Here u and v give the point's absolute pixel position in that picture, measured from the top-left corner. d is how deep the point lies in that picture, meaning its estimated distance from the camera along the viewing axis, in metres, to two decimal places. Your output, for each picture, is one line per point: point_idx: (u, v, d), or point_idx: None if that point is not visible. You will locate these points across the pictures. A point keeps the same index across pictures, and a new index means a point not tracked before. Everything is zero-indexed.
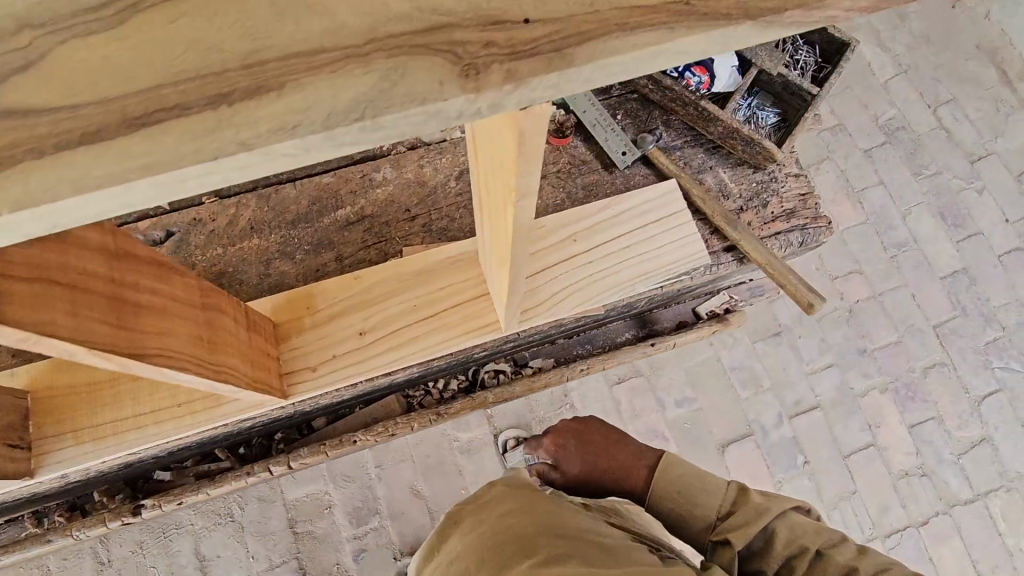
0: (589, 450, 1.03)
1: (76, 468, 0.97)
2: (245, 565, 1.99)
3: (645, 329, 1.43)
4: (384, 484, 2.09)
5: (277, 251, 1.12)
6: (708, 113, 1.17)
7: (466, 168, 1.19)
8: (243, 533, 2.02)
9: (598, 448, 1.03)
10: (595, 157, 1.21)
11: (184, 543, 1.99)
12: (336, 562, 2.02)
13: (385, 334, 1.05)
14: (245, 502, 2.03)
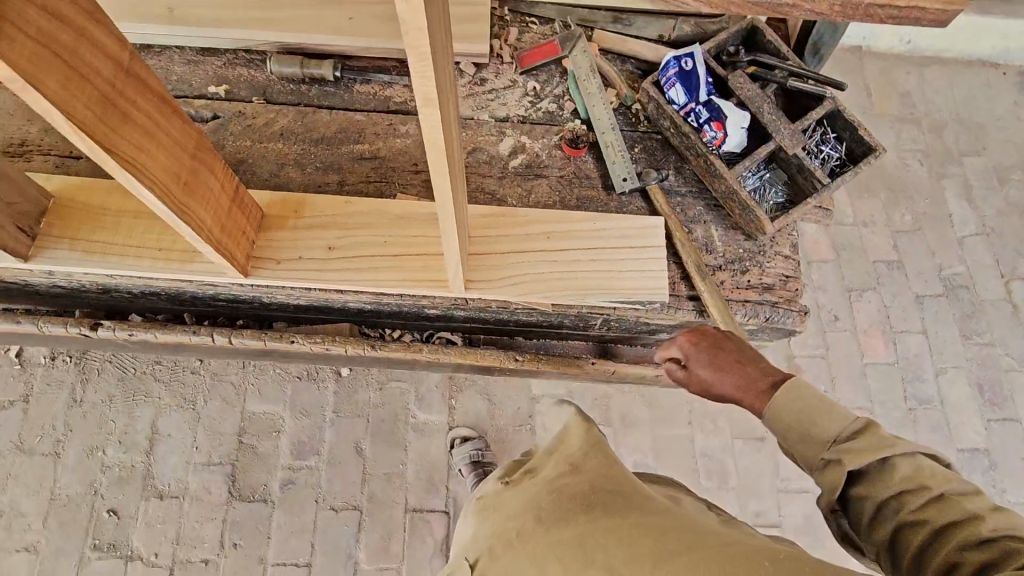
0: (721, 357, 0.91)
1: (62, 269, 1.12)
2: (185, 454, 2.07)
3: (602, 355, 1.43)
4: (335, 431, 2.14)
5: (294, 159, 1.26)
6: (715, 168, 1.21)
7: (479, 146, 1.29)
8: (198, 423, 2.10)
9: (730, 355, 0.90)
10: (599, 175, 1.28)
11: (142, 411, 2.09)
12: (262, 485, 2.07)
13: (348, 255, 1.15)
14: (208, 397, 2.13)
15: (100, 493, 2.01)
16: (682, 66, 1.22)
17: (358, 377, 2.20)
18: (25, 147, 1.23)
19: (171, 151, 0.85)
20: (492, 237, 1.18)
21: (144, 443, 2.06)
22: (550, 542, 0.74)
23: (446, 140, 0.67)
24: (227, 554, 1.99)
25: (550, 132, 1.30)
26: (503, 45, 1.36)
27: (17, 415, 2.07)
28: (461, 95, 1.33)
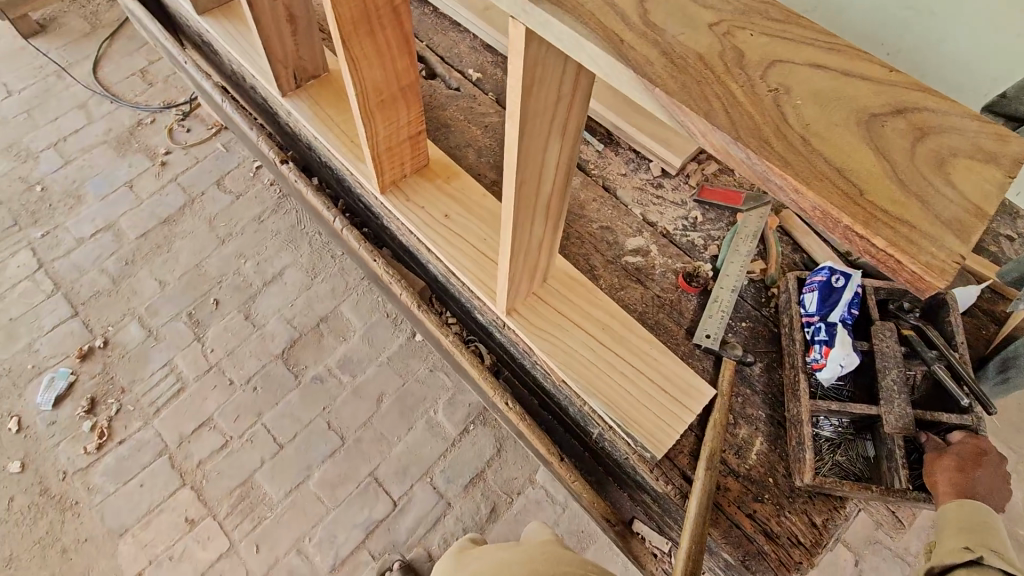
0: None
1: (294, 111, 1.55)
2: (283, 303, 2.47)
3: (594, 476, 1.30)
4: (377, 371, 2.33)
5: (479, 147, 1.51)
6: (796, 387, 1.11)
7: (612, 226, 1.38)
8: (305, 289, 2.49)
9: None
10: (689, 319, 1.26)
11: (285, 255, 2.57)
12: (304, 365, 2.34)
13: (452, 229, 1.33)
14: (327, 279, 2.52)
15: (221, 285, 2.50)
16: (831, 277, 1.15)
17: (424, 348, 2.38)
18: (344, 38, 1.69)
19: (390, 71, 1.12)
20: (561, 295, 1.24)
21: (268, 276, 2.52)
22: None
23: (524, 160, 0.77)
24: (244, 390, 2.29)
25: (676, 256, 1.34)
26: (697, 171, 1.46)
27: (227, 203, 2.71)
28: (631, 184, 1.46)
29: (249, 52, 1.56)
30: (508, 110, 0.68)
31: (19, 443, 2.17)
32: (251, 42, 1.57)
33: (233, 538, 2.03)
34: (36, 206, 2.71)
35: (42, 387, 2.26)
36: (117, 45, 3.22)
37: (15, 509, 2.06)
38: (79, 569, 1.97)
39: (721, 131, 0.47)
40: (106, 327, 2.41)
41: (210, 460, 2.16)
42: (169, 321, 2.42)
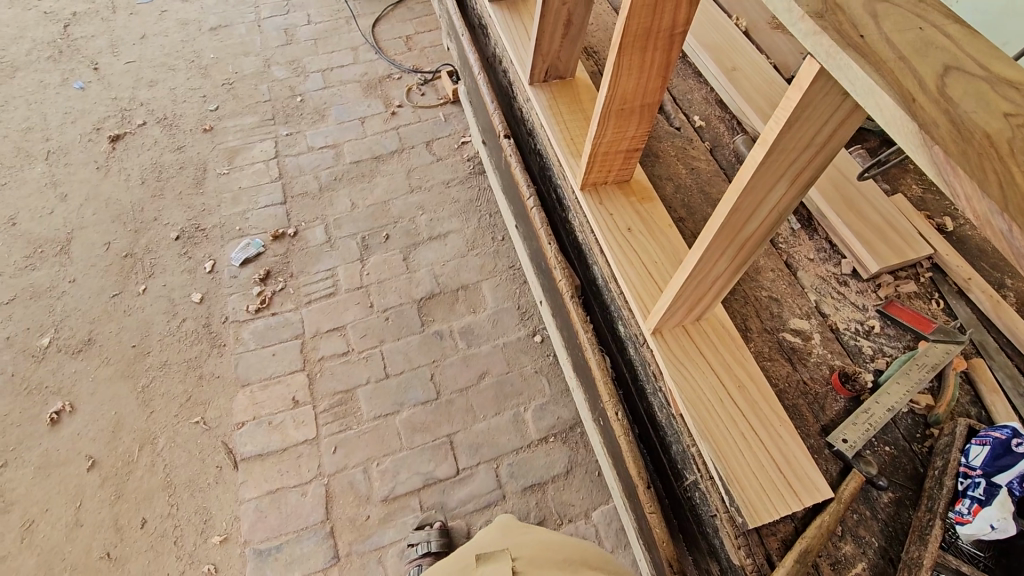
0: None
1: (533, 101, 1.73)
2: (437, 259, 2.72)
3: (670, 522, 1.29)
4: (490, 351, 2.47)
5: (679, 184, 1.59)
6: (925, 532, 1.02)
7: (782, 300, 1.37)
8: (460, 256, 2.73)
9: None
10: (829, 417, 1.21)
11: (455, 222, 2.83)
12: (432, 318, 2.55)
13: (630, 242, 1.41)
14: (481, 255, 2.73)
15: (396, 225, 2.82)
16: (1011, 439, 1.04)
17: (537, 350, 2.48)
18: (596, 56, 1.87)
19: (643, 88, 1.24)
20: (709, 338, 1.26)
21: (436, 232, 2.79)
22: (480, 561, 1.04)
23: (754, 183, 0.85)
24: (378, 316, 2.54)
25: (840, 354, 1.29)
26: (890, 284, 1.40)
27: (427, 161, 3.06)
28: (815, 271, 1.43)
29: (520, 46, 1.80)
30: (769, 132, 0.77)
31: (206, 281, 2.61)
32: (526, 39, 1.82)
33: (319, 432, 2.26)
34: (291, 112, 3.27)
35: (239, 247, 2.71)
36: (397, 11, 3.80)
37: (183, 328, 2.47)
38: (204, 397, 2.32)
39: (990, 200, 0.50)
40: (300, 222, 2.82)
41: (330, 360, 2.42)
42: (346, 236, 2.77)
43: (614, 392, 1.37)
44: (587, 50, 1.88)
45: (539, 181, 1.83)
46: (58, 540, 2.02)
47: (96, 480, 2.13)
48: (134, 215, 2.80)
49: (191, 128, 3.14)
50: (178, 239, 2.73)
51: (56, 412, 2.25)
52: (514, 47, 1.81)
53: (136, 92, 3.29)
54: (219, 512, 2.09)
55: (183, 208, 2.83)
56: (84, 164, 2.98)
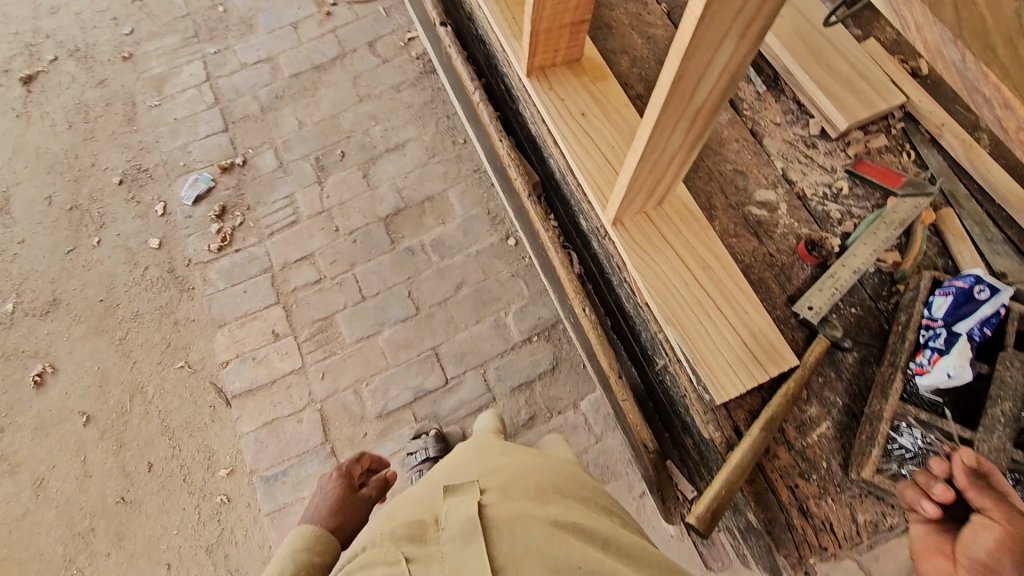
0: None
1: None
2: (398, 172, 2.58)
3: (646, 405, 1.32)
4: (464, 260, 2.42)
5: (634, 57, 1.45)
6: (886, 386, 1.04)
7: (747, 172, 1.30)
8: (423, 165, 2.59)
9: None
10: (795, 287, 1.19)
11: (412, 129, 2.66)
12: (402, 234, 2.47)
13: (584, 127, 1.31)
14: (443, 162, 2.59)
15: (350, 140, 2.65)
16: (974, 286, 1.03)
17: (512, 253, 2.43)
18: None
19: None
20: (671, 221, 1.21)
21: (393, 144, 2.63)
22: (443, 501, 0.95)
23: (697, 43, 0.75)
24: (345, 240, 2.46)
25: (806, 222, 1.25)
26: (860, 141, 1.32)
27: (373, 65, 2.81)
28: (782, 136, 1.34)
29: None
30: None
31: (160, 225, 2.49)
32: None
33: (305, 361, 2.27)
34: (215, 25, 2.95)
35: (187, 184, 2.56)
36: None
37: (147, 276, 2.40)
38: (183, 341, 2.30)
39: (941, 25, 0.43)
40: (247, 149, 2.64)
41: (304, 290, 2.38)
42: (298, 159, 2.61)
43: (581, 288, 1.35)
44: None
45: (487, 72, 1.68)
46: (72, 492, 2.09)
47: (94, 433, 2.17)
48: (68, 163, 2.61)
49: (109, 58, 2.85)
50: (121, 184, 2.57)
51: (38, 374, 2.24)
52: None
53: (39, 22, 2.94)
54: (221, 447, 2.15)
55: (119, 149, 2.64)
56: (1, 113, 2.73)
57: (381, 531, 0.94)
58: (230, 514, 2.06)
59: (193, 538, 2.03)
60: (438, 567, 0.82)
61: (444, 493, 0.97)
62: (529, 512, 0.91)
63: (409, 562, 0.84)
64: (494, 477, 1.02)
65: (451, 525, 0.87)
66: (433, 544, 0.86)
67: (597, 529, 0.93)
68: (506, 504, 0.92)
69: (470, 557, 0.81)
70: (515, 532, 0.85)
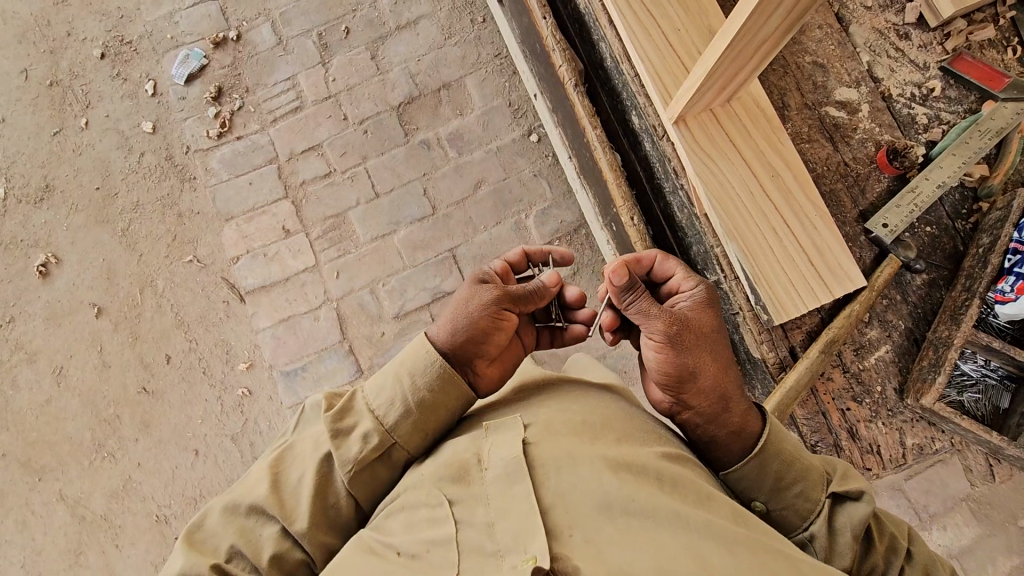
0: None
1: None
2: (412, 54, 2.33)
3: None
4: (484, 157, 2.26)
5: None
6: (958, 312, 0.98)
7: (828, 67, 1.14)
8: (438, 47, 2.33)
9: None
10: (869, 202, 1.09)
11: (426, 3, 2.36)
12: (416, 126, 2.28)
13: (646, 3, 1.11)
14: (460, 44, 2.33)
15: (355, 14, 2.35)
16: None
17: (535, 151, 2.27)
18: None
19: None
20: (741, 121, 1.07)
21: (405, 20, 2.35)
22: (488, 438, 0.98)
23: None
24: (355, 130, 2.27)
25: (888, 128, 1.12)
26: (962, 32, 1.14)
27: None
28: (872, 23, 1.16)
29: None
30: None
31: (152, 106, 2.28)
32: None
33: (319, 259, 2.19)
34: None
35: (178, 61, 2.30)
36: None
37: (144, 163, 2.24)
38: (190, 235, 2.20)
39: None
40: (241, 21, 2.35)
41: (313, 184, 2.24)
42: (299, 35, 2.33)
43: (628, 195, 1.23)
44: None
45: None
46: (93, 381, 2.11)
47: (108, 325, 2.14)
48: (41, 32, 2.33)
49: None
50: (104, 57, 2.31)
51: (42, 265, 2.16)
52: None
53: None
54: (238, 342, 2.14)
55: (96, 15, 2.34)
56: None
57: (421, 470, 0.98)
58: (253, 406, 2.10)
59: (218, 427, 2.08)
60: (482, 511, 0.88)
61: (484, 431, 0.99)
62: (576, 454, 0.91)
63: (452, 505, 0.90)
64: (536, 414, 1.01)
65: (494, 468, 0.91)
66: (477, 487, 0.91)
67: (651, 464, 0.92)
68: (552, 445, 0.93)
69: (514, 506, 0.86)
70: (563, 476, 0.89)
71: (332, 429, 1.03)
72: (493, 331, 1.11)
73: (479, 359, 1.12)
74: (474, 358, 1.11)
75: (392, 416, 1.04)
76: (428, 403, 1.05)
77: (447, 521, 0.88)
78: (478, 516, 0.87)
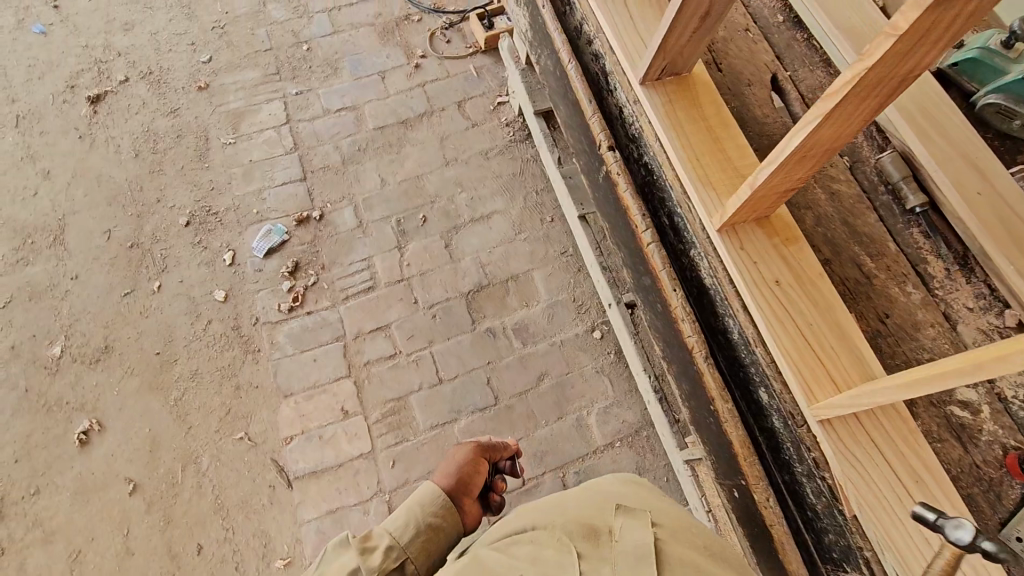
0: None
1: (644, 106, 1.39)
2: (484, 246, 2.47)
3: None
4: (547, 349, 2.30)
5: (816, 215, 1.33)
6: None
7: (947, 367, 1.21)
8: (510, 242, 2.48)
9: None
10: (1005, 508, 1.11)
11: (499, 201, 2.56)
12: (483, 314, 2.35)
13: (781, 299, 1.19)
14: (530, 240, 2.49)
15: (433, 205, 2.53)
16: None
17: (598, 347, 2.32)
18: None
19: (835, 134, 0.96)
20: (882, 424, 1.10)
21: (480, 214, 2.53)
22: (620, 513, 0.99)
23: None
24: (424, 313, 2.33)
25: (1012, 434, 1.15)
26: None
27: (461, 127, 2.70)
28: (976, 324, 1.25)
29: (631, 21, 1.44)
30: None
31: (228, 275, 2.33)
32: (635, 11, 1.46)
33: (375, 445, 2.12)
34: (298, 64, 2.78)
35: (260, 235, 2.41)
36: None
37: (210, 331, 2.24)
38: (244, 410, 2.14)
39: None
40: (326, 202, 2.50)
41: (377, 364, 2.24)
42: (379, 220, 2.48)
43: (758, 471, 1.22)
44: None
45: (643, 191, 1.51)
46: (111, 571, 1.91)
47: (141, 505, 1.99)
48: (132, 197, 2.43)
49: (184, 86, 2.66)
50: (189, 225, 2.40)
51: (84, 432, 2.06)
52: (626, 24, 1.44)
53: (111, 38, 2.73)
54: (279, 534, 1.99)
55: (189, 186, 2.47)
56: (62, 133, 2.52)
57: (554, 519, 1.00)
58: None
59: None
60: (609, 571, 0.86)
61: (617, 511, 1.00)
62: (706, 561, 0.87)
63: (579, 558, 0.89)
64: (665, 515, 0.99)
65: (626, 543, 0.90)
66: (605, 554, 0.90)
67: None
68: (682, 545, 0.89)
69: (642, 573, 0.83)
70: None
71: (360, 546, 1.22)
72: (475, 472, 1.57)
73: (464, 496, 1.50)
74: (463, 493, 1.51)
75: (405, 535, 1.29)
76: (433, 526, 1.34)
77: (571, 567, 0.88)
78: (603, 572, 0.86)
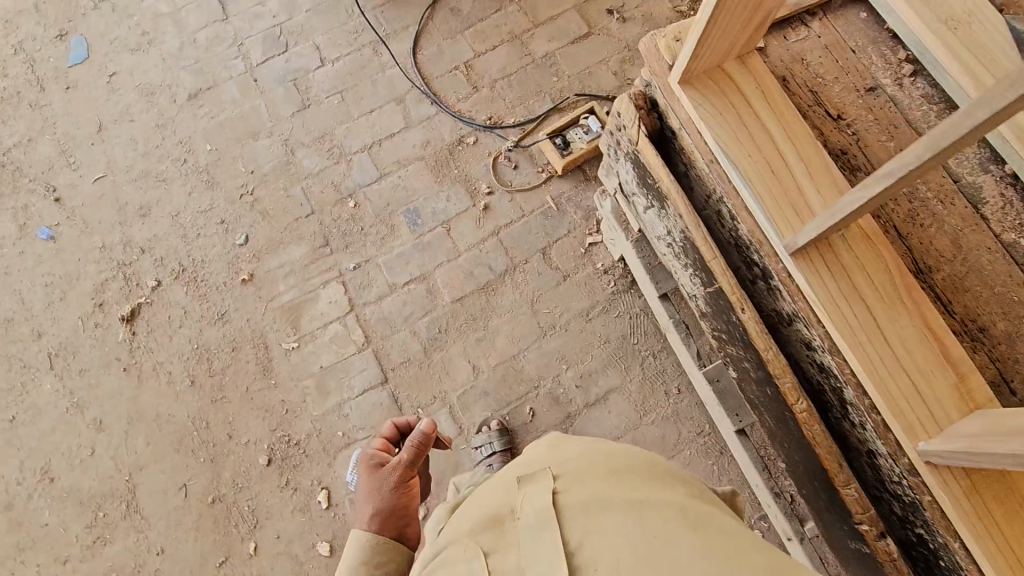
0: None
1: (928, 486, 1.03)
2: (606, 435, 2.15)
3: None
4: None
5: None
6: None
7: None
8: (634, 429, 2.15)
9: None
10: None
11: (613, 375, 2.20)
12: None
13: None
14: (656, 422, 2.15)
15: (538, 392, 2.19)
16: None
17: None
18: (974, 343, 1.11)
19: None
20: None
21: (594, 396, 2.18)
22: (528, 483, 1.09)
23: None
24: None
25: None
26: None
27: (551, 283, 2.30)
28: None
29: (875, 339, 1.08)
30: None
31: (327, 521, 2.05)
32: (878, 318, 1.09)
33: None
34: (347, 227, 2.35)
35: (353, 463, 2.10)
36: (439, 17, 2.62)
37: None
38: None
39: None
40: (417, 407, 2.17)
41: None
42: (481, 422, 2.15)
43: None
44: (968, 322, 1.13)
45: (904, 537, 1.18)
46: None
47: None
48: (200, 437, 2.11)
49: (225, 281, 2.26)
50: (271, 463, 2.09)
51: None
52: (870, 345, 1.07)
53: (127, 229, 2.30)
54: None
55: (259, 413, 2.14)
56: (101, 366, 2.16)
57: (463, 533, 1.07)
58: None
59: None
60: (515, 556, 0.95)
61: (519, 485, 1.09)
62: (601, 495, 0.99)
63: (489, 555, 0.97)
64: (566, 466, 1.11)
65: (528, 516, 1.00)
66: (511, 538, 0.99)
67: (677, 504, 0.97)
68: (576, 491, 1.02)
69: (541, 538, 0.94)
70: (593, 516, 0.95)
71: None
72: (403, 504, 1.48)
73: (400, 525, 1.43)
74: (398, 520, 1.44)
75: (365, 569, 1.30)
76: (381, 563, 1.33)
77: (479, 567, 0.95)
78: (509, 563, 0.94)
